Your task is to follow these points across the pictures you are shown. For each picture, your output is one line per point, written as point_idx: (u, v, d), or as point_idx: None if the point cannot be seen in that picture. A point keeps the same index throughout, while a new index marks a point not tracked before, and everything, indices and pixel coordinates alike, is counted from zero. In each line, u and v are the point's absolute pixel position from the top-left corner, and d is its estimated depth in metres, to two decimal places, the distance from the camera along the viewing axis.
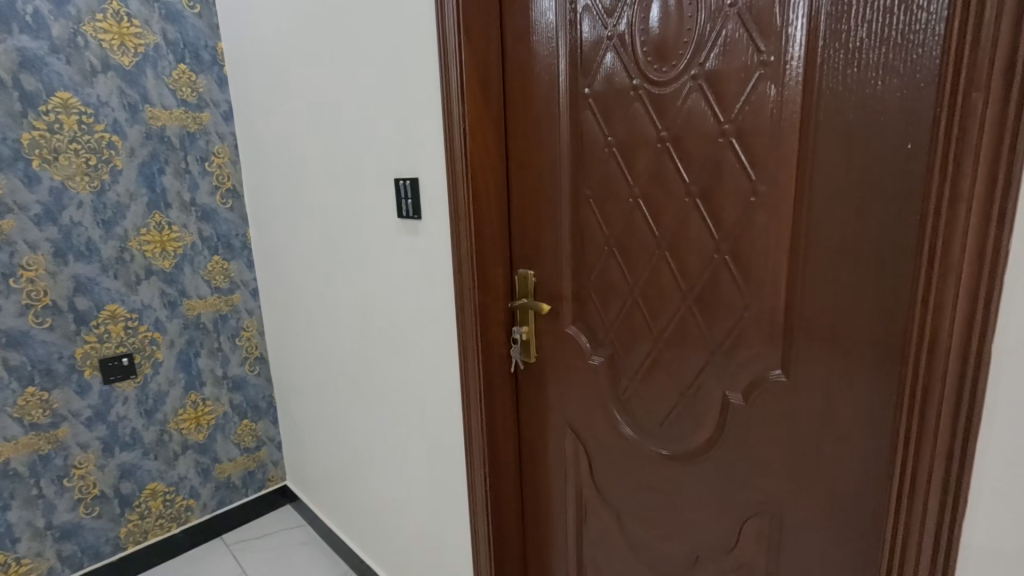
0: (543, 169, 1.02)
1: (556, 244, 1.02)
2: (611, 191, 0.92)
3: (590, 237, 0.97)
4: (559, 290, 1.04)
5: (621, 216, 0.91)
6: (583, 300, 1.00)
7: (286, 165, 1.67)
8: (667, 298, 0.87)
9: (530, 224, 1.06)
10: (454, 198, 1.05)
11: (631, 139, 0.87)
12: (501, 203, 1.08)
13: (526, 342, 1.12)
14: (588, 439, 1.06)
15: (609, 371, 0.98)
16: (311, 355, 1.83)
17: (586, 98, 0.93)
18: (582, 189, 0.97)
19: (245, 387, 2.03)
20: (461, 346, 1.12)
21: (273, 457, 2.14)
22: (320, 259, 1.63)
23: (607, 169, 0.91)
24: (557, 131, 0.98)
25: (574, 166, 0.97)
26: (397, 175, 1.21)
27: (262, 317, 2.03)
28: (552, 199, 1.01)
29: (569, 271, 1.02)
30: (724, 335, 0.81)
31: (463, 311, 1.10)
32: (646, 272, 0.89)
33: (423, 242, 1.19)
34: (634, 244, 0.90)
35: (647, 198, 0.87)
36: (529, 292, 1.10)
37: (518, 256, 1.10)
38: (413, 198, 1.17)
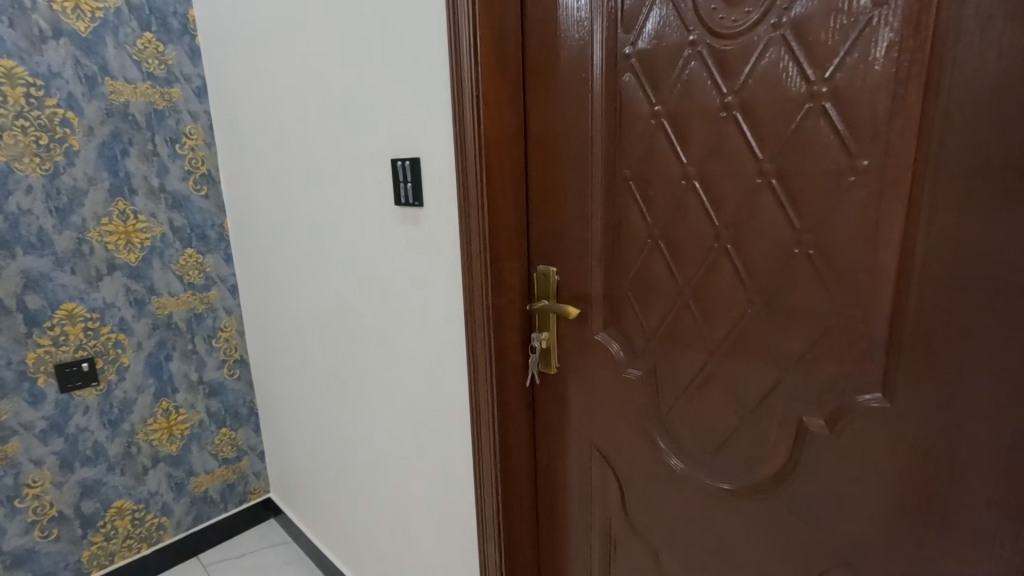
0: (569, 147, 0.85)
1: (585, 236, 0.87)
2: (657, 172, 0.76)
3: (627, 228, 0.81)
4: (587, 290, 0.89)
5: (669, 202, 0.75)
6: (617, 302, 0.85)
7: (267, 148, 1.49)
8: (728, 301, 0.72)
9: (553, 212, 0.90)
10: (464, 182, 0.88)
11: (686, 107, 0.71)
12: (518, 188, 0.92)
13: (546, 350, 0.97)
14: (620, 464, 0.91)
15: (649, 386, 0.83)
16: (296, 359, 1.66)
17: (627, 59, 0.76)
18: (619, 170, 0.81)
19: (224, 393, 1.85)
20: (470, 354, 0.97)
21: (255, 467, 1.97)
22: (305, 253, 1.46)
23: (653, 145, 0.76)
24: (588, 100, 0.81)
25: (609, 143, 0.81)
26: (394, 155, 1.04)
27: (241, 316, 1.86)
28: (580, 182, 0.85)
29: (600, 267, 0.86)
30: (803, 347, 0.66)
31: (473, 315, 0.94)
32: (700, 269, 0.74)
33: (424, 233, 1.02)
34: (685, 235, 0.75)
35: (703, 179, 0.71)
36: (550, 293, 0.94)
37: (538, 250, 0.94)
38: (413, 182, 1.00)
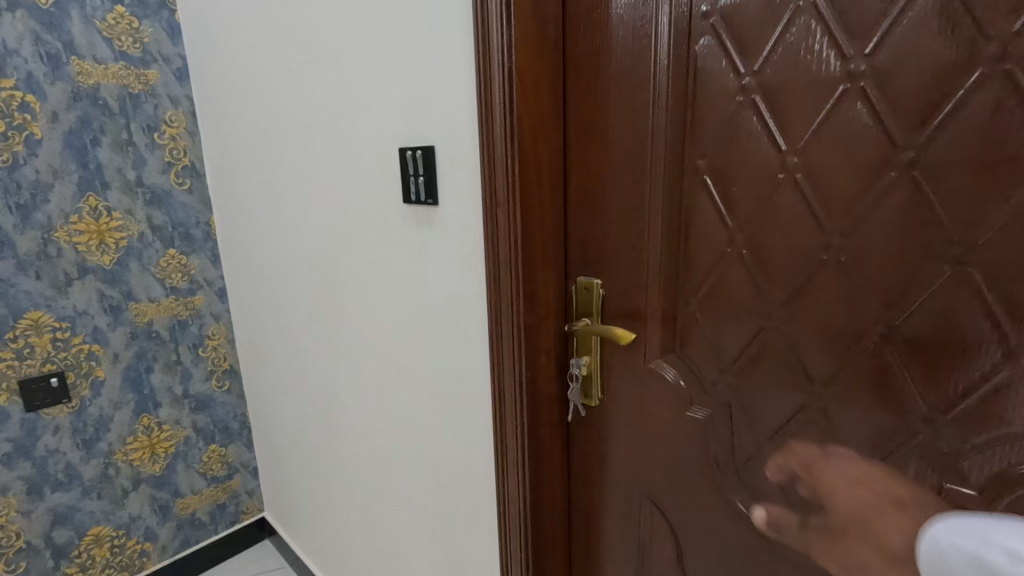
0: (622, 132, 0.69)
1: (640, 242, 0.71)
2: (742, 163, 0.61)
3: (698, 232, 0.66)
4: (641, 307, 0.73)
5: (758, 200, 0.60)
6: (681, 322, 0.69)
7: (257, 137, 1.33)
8: (837, 329, 0.57)
9: (598, 212, 0.74)
10: (491, 175, 0.72)
11: (788, 78, 0.56)
12: (556, 183, 0.76)
13: (587, 379, 0.81)
14: (678, 514, 0.76)
15: (721, 426, 0.68)
16: (290, 372, 1.50)
17: (703, 20, 0.61)
18: (688, 160, 0.65)
19: (212, 406, 1.70)
20: (495, 383, 0.81)
21: (247, 486, 1.82)
22: (299, 256, 1.30)
23: (739, 128, 0.60)
24: (649, 73, 0.65)
25: (678, 125, 0.65)
26: (402, 142, 0.87)
27: (230, 323, 1.69)
28: (636, 175, 0.69)
29: (659, 280, 0.70)
30: (944, 391, 0.51)
31: (500, 336, 0.78)
32: (797, 286, 0.59)
33: (437, 237, 0.85)
34: (779, 243, 0.59)
35: (810, 171, 0.56)
36: (593, 310, 0.78)
37: (577, 257, 0.78)
38: (425, 175, 0.83)
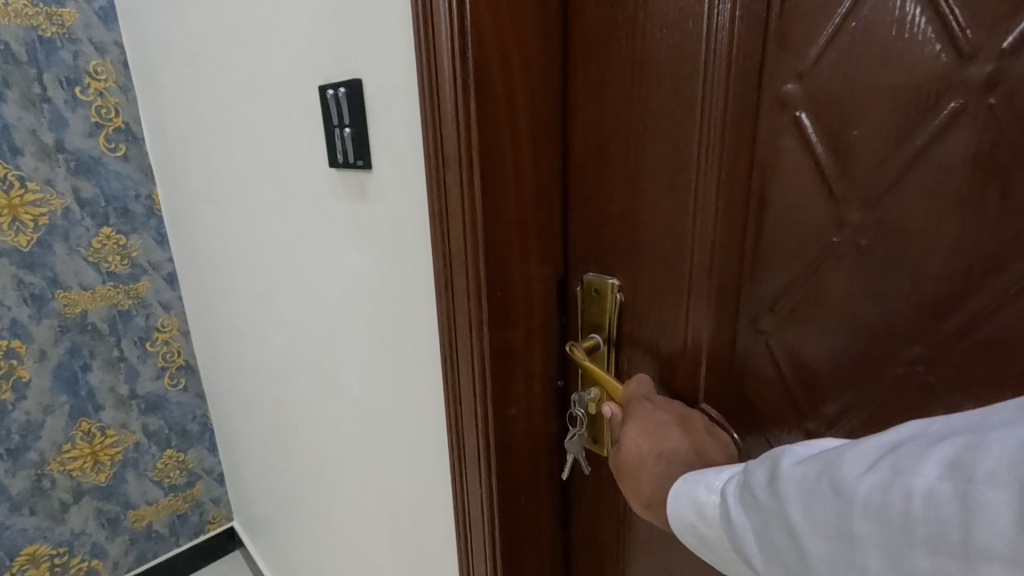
0: (654, 47, 0.45)
1: (684, 220, 0.47)
2: (882, 84, 0.37)
3: (784, 202, 0.43)
4: (679, 320, 0.50)
5: (901, 149, 0.37)
6: (747, 339, 0.48)
7: (180, 89, 1.06)
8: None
9: (614, 177, 0.50)
10: (436, 119, 0.45)
11: None
12: (540, 137, 0.49)
13: (592, 422, 0.57)
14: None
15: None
16: (241, 375, 1.27)
17: None
18: (770, 84, 0.42)
19: (166, 408, 1.49)
20: (453, 433, 0.55)
21: (213, 493, 1.63)
22: (233, 238, 1.05)
23: (880, 22, 0.36)
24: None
25: (759, 27, 0.41)
26: (321, 78, 0.60)
27: (183, 313, 1.47)
28: (678, 116, 0.45)
29: (710, 280, 0.47)
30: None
31: (456, 367, 0.52)
32: (962, 296, 0.37)
33: (373, 217, 0.59)
34: (935, 222, 0.37)
35: (1017, 92, 0.33)
36: (608, 322, 0.55)
37: (586, 247, 0.54)
38: (352, 125, 0.56)
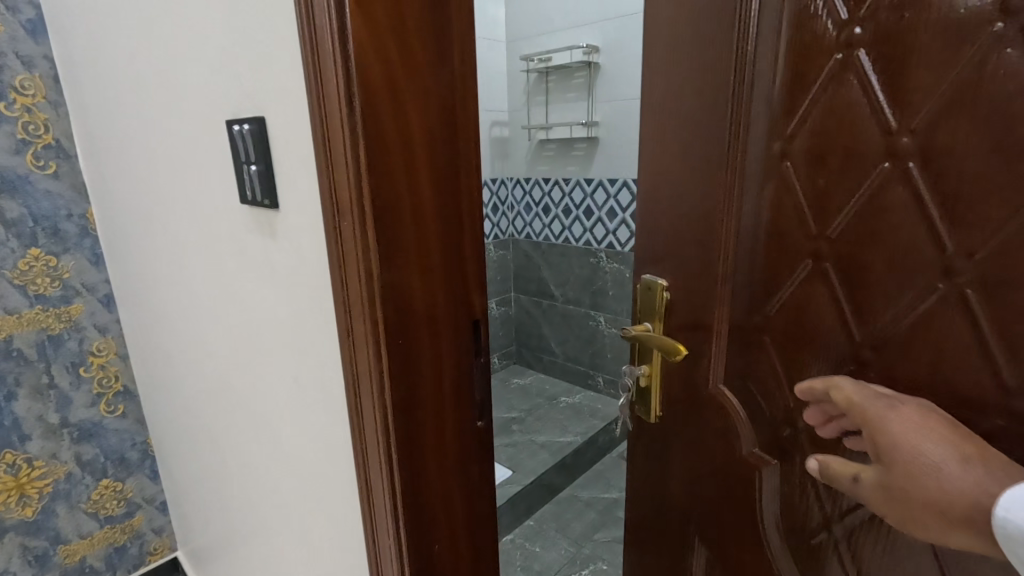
0: (698, 115, 0.61)
1: (714, 241, 0.62)
2: (839, 145, 0.50)
3: (774, 227, 0.57)
4: (708, 315, 0.65)
5: (849, 193, 0.50)
6: (757, 341, 0.60)
7: (108, 106, 1.01)
8: (955, 383, 0.44)
9: (674, 197, 0.66)
10: (330, 161, 0.43)
11: (906, 36, 0.44)
12: (443, 177, 0.49)
13: (645, 392, 0.76)
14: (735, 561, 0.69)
15: (795, 474, 0.59)
16: (178, 402, 1.23)
17: None
18: (772, 146, 0.55)
19: (102, 435, 1.42)
20: (362, 479, 0.53)
21: (153, 523, 1.56)
22: (163, 263, 1.01)
23: (838, 106, 0.49)
24: (735, 28, 0.56)
25: (769, 99, 0.55)
26: (228, 112, 0.58)
27: (121, 336, 1.41)
28: (713, 161, 0.60)
29: (732, 289, 0.62)
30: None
31: (360, 412, 0.50)
32: (897, 314, 0.47)
33: (283, 255, 0.57)
34: (878, 253, 0.48)
35: (928, 161, 0.43)
36: (656, 316, 0.71)
37: (650, 257, 0.72)
38: (259, 163, 0.54)
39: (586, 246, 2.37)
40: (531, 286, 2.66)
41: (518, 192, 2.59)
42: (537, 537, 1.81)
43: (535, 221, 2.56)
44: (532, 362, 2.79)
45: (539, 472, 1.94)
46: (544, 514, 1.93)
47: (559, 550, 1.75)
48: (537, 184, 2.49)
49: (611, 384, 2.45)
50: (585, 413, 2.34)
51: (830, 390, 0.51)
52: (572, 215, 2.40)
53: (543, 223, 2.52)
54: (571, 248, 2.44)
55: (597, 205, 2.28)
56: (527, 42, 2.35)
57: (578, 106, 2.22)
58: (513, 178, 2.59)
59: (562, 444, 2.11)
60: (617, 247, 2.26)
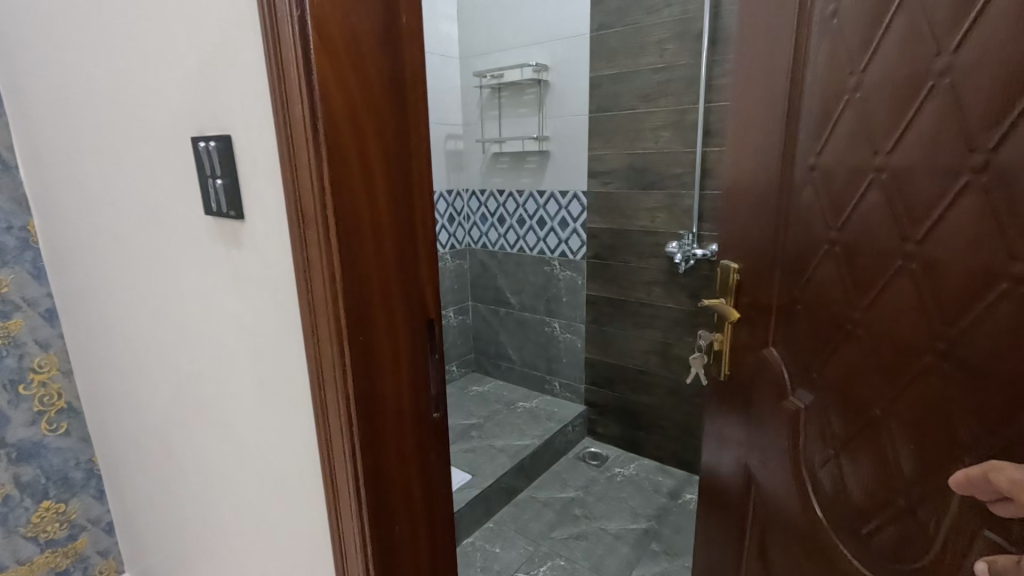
0: (754, 136, 0.77)
1: (770, 234, 0.77)
2: (843, 159, 0.64)
3: (803, 222, 0.71)
4: (761, 292, 0.79)
5: (849, 198, 0.64)
6: (791, 311, 0.74)
7: (56, 117, 1.00)
8: (911, 341, 0.57)
9: (745, 201, 0.80)
10: (296, 182, 0.49)
11: (883, 82, 0.58)
12: (397, 192, 0.54)
13: (717, 355, 0.90)
14: (781, 505, 0.79)
15: (815, 421, 0.71)
16: (129, 416, 1.20)
17: (816, 31, 0.66)
18: (804, 160, 0.70)
19: (43, 455, 1.37)
20: (327, 465, 0.59)
21: (98, 545, 1.51)
22: (115, 274, 1.01)
23: (840, 131, 0.64)
24: (787, 70, 0.71)
25: (800, 124, 0.70)
26: (192, 129, 0.62)
27: (66, 352, 1.37)
28: (766, 170, 0.76)
29: (775, 272, 0.76)
30: (986, 419, 0.50)
31: (325, 401, 0.56)
32: (879, 288, 0.60)
33: (245, 263, 0.62)
34: (864, 242, 0.62)
35: (896, 173, 0.57)
36: (729, 292, 0.85)
37: (728, 246, 0.85)
38: (225, 178, 0.58)
39: (540, 255, 2.46)
40: (488, 294, 2.72)
41: (474, 203, 2.65)
42: (496, 539, 1.86)
43: (491, 231, 2.63)
44: (490, 369, 2.84)
45: (497, 475, 1.99)
46: (503, 516, 1.98)
47: (517, 550, 1.80)
48: (492, 195, 2.57)
49: (567, 388, 2.53)
50: (542, 416, 2.42)
51: (989, 473, 0.49)
52: (526, 225, 2.48)
53: (499, 233, 2.60)
54: (526, 257, 2.52)
55: (550, 215, 2.38)
56: (480, 58, 2.43)
57: (530, 121, 2.32)
58: (469, 189, 2.66)
59: (520, 447, 2.17)
60: (570, 255, 2.35)
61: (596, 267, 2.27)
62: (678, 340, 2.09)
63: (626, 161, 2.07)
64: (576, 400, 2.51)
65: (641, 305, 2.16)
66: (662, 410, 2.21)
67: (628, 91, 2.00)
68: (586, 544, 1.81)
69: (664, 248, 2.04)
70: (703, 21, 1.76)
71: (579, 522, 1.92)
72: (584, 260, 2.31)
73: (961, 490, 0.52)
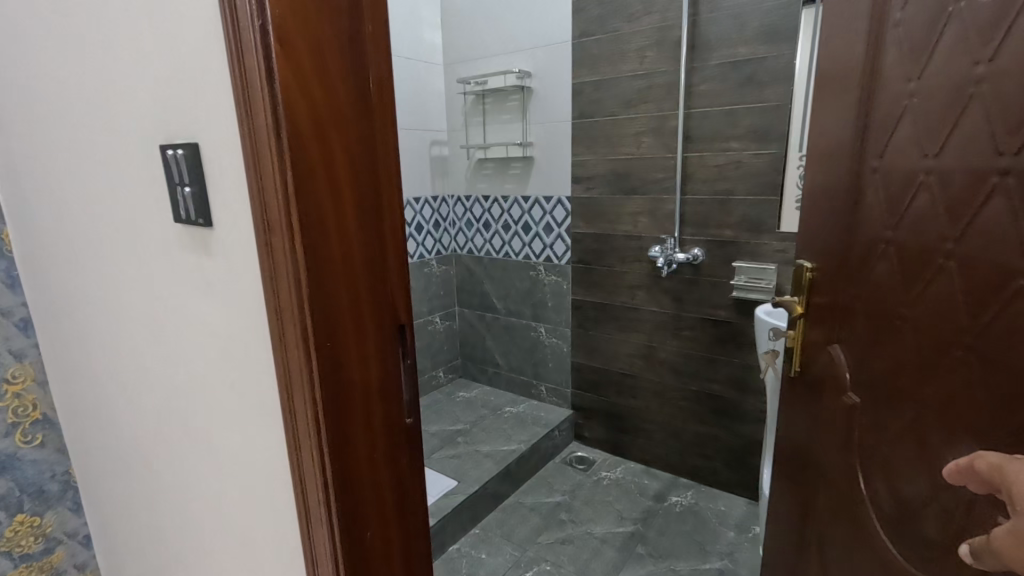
0: (833, 137, 0.78)
1: (839, 232, 0.78)
2: (895, 162, 0.66)
3: (864, 222, 0.73)
4: (826, 287, 0.82)
5: (903, 198, 0.65)
6: (849, 308, 0.76)
7: (28, 127, 0.99)
8: (941, 338, 0.59)
9: (821, 202, 0.83)
10: (261, 192, 0.50)
11: (934, 86, 0.60)
12: (364, 198, 0.55)
13: (789, 353, 0.93)
14: (842, 499, 0.80)
15: (864, 417, 0.73)
16: (107, 427, 1.18)
17: (886, 37, 0.68)
18: (868, 161, 0.72)
19: (17, 468, 1.34)
20: (296, 471, 0.59)
21: (74, 560, 1.48)
22: (90, 285, 1.00)
23: (898, 133, 0.66)
24: (861, 74, 0.73)
25: (866, 128, 0.72)
26: (161, 137, 0.62)
27: (40, 363, 1.35)
28: (840, 172, 0.78)
29: (839, 270, 0.79)
30: (998, 413, 0.51)
31: (293, 404, 0.56)
32: (923, 286, 0.62)
33: (214, 270, 0.62)
34: (908, 240, 0.64)
35: (941, 174, 0.59)
36: (801, 289, 0.88)
37: (806, 240, 0.88)
38: (194, 184, 0.58)
39: (526, 260, 2.47)
40: (475, 299, 2.72)
41: (459, 209, 2.66)
42: (482, 545, 1.85)
43: (476, 237, 2.64)
44: (476, 374, 2.84)
45: (483, 481, 1.99)
46: (491, 521, 1.98)
47: (504, 555, 1.80)
48: (477, 201, 2.58)
49: (554, 392, 2.54)
50: (530, 421, 2.42)
51: (974, 461, 0.52)
52: (511, 231, 2.50)
53: (484, 238, 2.60)
54: (511, 262, 2.53)
55: (535, 221, 2.39)
56: (463, 66, 2.44)
57: (514, 128, 2.34)
58: (454, 195, 2.66)
59: (506, 452, 2.17)
60: (554, 260, 2.37)
61: (581, 272, 2.28)
62: (662, 343, 2.10)
63: (608, 167, 2.09)
64: (563, 405, 2.51)
65: (625, 309, 2.18)
66: (647, 413, 2.22)
67: (609, 97, 2.03)
68: (572, 548, 1.81)
69: (647, 252, 2.06)
70: (681, 29, 1.79)
71: (565, 526, 1.92)
72: (568, 265, 2.32)
73: (955, 482, 0.55)
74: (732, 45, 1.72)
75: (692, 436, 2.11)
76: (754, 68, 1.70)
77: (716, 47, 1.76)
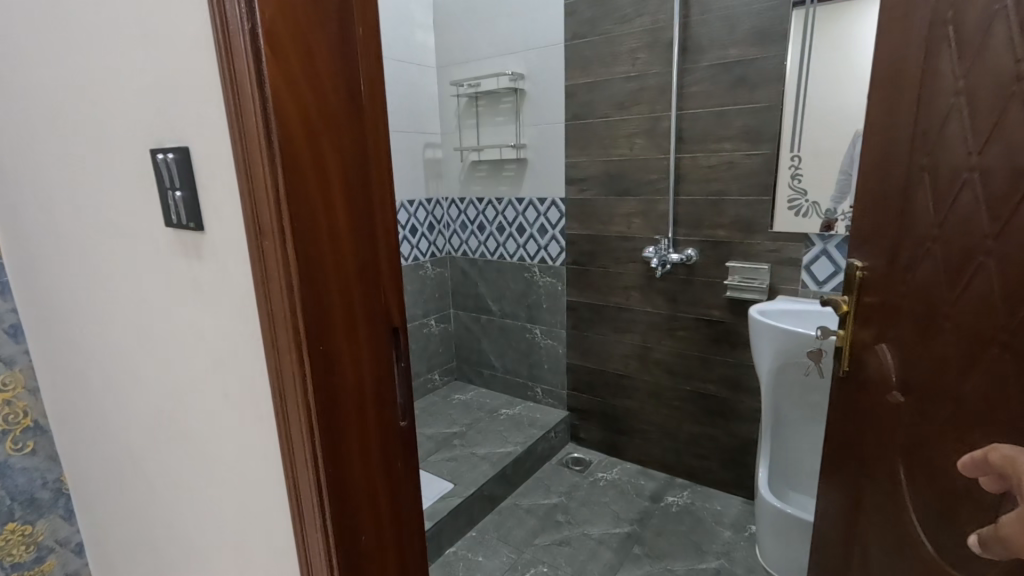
0: (892, 136, 0.79)
1: (892, 231, 0.79)
2: (943, 160, 0.67)
3: (914, 220, 0.73)
4: (877, 286, 0.82)
5: (949, 196, 0.65)
6: (897, 306, 0.76)
7: (17, 131, 0.98)
8: (979, 334, 0.59)
9: (875, 201, 0.83)
10: (252, 197, 0.50)
11: (979, 85, 0.60)
12: (356, 200, 0.55)
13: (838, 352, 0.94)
14: (887, 498, 0.80)
15: (909, 415, 0.73)
16: (99, 433, 1.18)
17: (939, 36, 0.68)
18: (920, 159, 0.72)
19: (8, 475, 1.32)
20: (290, 475, 0.58)
21: (66, 568, 1.47)
22: (81, 289, 0.99)
23: (946, 132, 0.66)
24: (917, 73, 0.73)
25: (920, 127, 0.72)
26: (152, 141, 0.61)
27: (30, 369, 1.34)
28: (895, 171, 0.78)
29: (889, 268, 0.79)
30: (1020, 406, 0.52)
31: (286, 408, 0.56)
32: (963, 284, 0.62)
33: (205, 273, 0.61)
34: (953, 237, 0.64)
35: (984, 173, 0.59)
36: (851, 290, 0.90)
37: (858, 240, 0.88)
38: (185, 188, 0.58)
39: (521, 261, 2.47)
40: (470, 301, 2.72)
41: (453, 211, 2.66)
42: (479, 547, 1.85)
43: (471, 239, 2.64)
44: (472, 376, 2.83)
45: (480, 483, 1.98)
46: (488, 523, 1.97)
47: (501, 557, 1.80)
48: (471, 203, 2.58)
49: (550, 394, 2.54)
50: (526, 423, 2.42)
51: (990, 454, 0.53)
52: (506, 232, 2.50)
53: (479, 240, 2.60)
54: (507, 264, 2.53)
55: (530, 222, 2.39)
56: (457, 68, 2.44)
57: (507, 130, 2.35)
58: (448, 197, 2.66)
59: (502, 454, 2.17)
60: (549, 261, 2.37)
61: (575, 274, 2.28)
62: (657, 344, 2.11)
63: (602, 168, 2.09)
64: (560, 406, 2.51)
65: (620, 310, 2.18)
66: (643, 414, 2.22)
67: (601, 98, 2.03)
68: (569, 549, 1.81)
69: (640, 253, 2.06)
70: (673, 31, 1.80)
71: (562, 528, 1.92)
72: (563, 267, 2.32)
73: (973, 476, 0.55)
74: (725, 46, 1.73)
75: (687, 436, 2.12)
76: (746, 69, 1.71)
77: (708, 48, 1.77)
